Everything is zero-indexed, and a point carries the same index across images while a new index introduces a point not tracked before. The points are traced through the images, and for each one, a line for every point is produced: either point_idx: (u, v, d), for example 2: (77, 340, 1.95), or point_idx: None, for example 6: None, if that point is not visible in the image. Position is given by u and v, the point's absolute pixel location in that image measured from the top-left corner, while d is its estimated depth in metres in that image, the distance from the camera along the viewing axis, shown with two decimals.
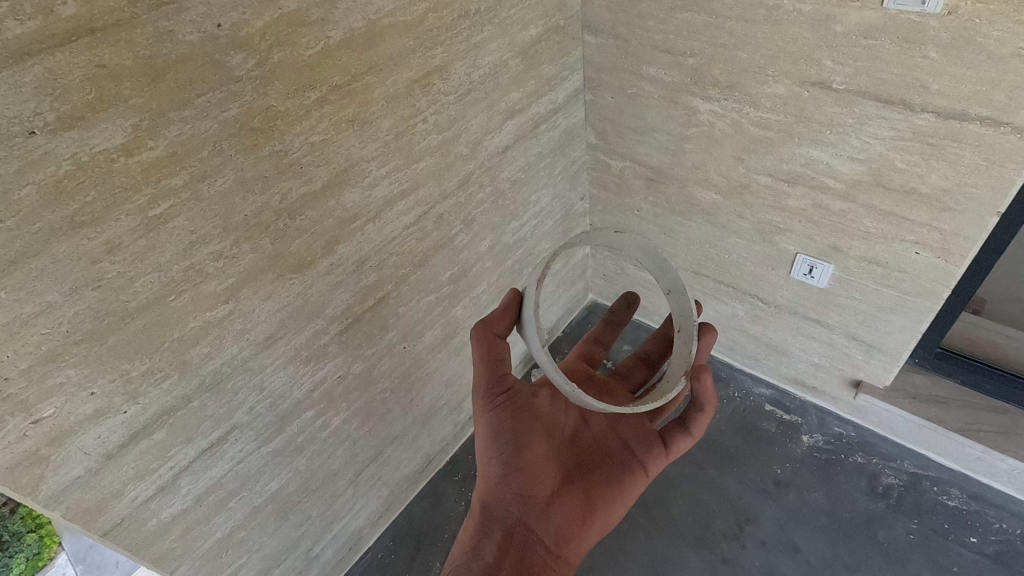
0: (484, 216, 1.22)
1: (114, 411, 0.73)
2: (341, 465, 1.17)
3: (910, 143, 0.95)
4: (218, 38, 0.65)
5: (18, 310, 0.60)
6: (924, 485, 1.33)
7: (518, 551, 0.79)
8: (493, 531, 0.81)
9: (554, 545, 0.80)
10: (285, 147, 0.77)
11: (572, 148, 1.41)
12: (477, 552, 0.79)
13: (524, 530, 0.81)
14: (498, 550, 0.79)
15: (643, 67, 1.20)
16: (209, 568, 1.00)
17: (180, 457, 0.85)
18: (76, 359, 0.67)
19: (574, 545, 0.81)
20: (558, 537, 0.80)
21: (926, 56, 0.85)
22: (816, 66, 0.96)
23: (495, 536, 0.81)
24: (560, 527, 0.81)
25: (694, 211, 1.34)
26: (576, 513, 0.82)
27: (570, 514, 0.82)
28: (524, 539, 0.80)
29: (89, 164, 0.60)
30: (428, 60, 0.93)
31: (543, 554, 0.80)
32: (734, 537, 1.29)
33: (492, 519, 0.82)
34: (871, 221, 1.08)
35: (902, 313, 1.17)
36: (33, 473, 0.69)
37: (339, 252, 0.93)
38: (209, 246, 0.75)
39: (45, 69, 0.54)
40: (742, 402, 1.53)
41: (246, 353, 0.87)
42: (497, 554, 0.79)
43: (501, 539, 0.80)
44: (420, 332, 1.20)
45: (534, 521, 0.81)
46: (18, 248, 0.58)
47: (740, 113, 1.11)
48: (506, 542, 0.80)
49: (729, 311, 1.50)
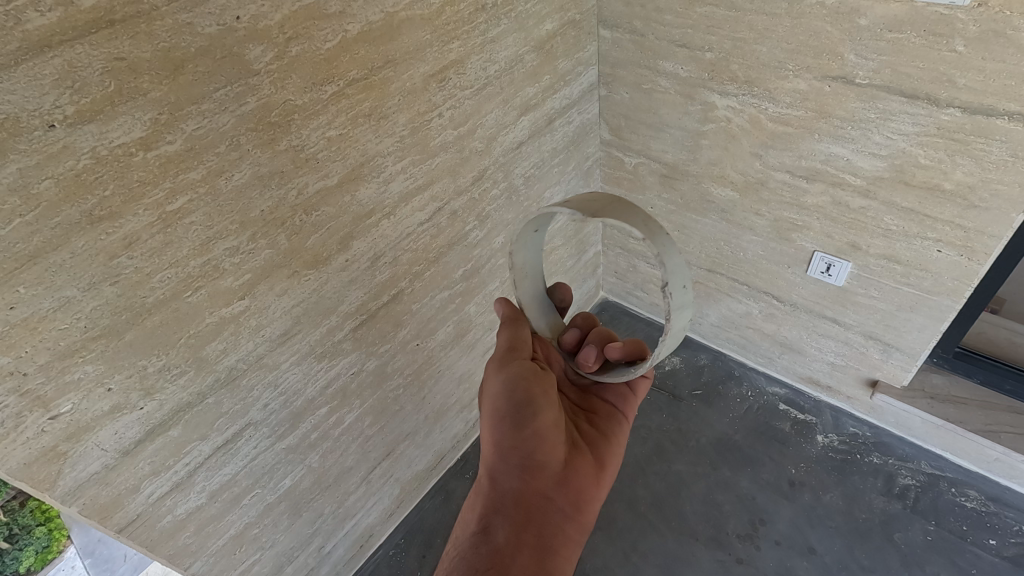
0: (498, 212, 1.22)
1: (131, 407, 0.73)
2: (354, 462, 1.17)
3: (934, 139, 0.93)
4: (237, 31, 0.64)
5: (37, 305, 0.60)
6: (941, 486, 1.31)
7: (535, 525, 0.77)
8: (505, 508, 0.79)
9: (570, 511, 0.80)
10: (301, 142, 0.76)
11: (586, 144, 1.39)
12: (487, 532, 0.77)
13: (539, 501, 0.79)
14: (513, 527, 0.77)
15: (659, 62, 1.18)
16: (222, 565, 1.00)
17: (196, 454, 0.85)
18: (94, 355, 0.67)
19: (587, 506, 0.82)
20: (574, 502, 0.81)
21: (953, 50, 0.84)
22: (839, 60, 0.95)
23: (507, 514, 0.78)
24: (575, 492, 0.82)
25: (709, 208, 1.33)
26: (587, 477, 0.84)
27: (582, 479, 0.83)
28: (540, 511, 0.79)
29: (108, 158, 0.59)
30: (444, 54, 0.92)
31: (562, 522, 0.79)
32: (749, 538, 1.28)
33: (501, 495, 0.80)
34: (891, 218, 1.06)
35: (923, 312, 1.15)
36: (51, 469, 0.69)
37: (354, 247, 0.93)
38: (226, 242, 0.74)
39: (65, 61, 0.53)
40: (755, 402, 1.52)
41: (262, 349, 0.86)
42: (515, 530, 0.76)
43: (515, 517, 0.78)
44: (434, 329, 1.20)
45: (549, 491, 0.80)
46: (36, 242, 0.57)
47: (758, 108, 1.10)
48: (522, 517, 0.78)
49: (743, 310, 1.48)
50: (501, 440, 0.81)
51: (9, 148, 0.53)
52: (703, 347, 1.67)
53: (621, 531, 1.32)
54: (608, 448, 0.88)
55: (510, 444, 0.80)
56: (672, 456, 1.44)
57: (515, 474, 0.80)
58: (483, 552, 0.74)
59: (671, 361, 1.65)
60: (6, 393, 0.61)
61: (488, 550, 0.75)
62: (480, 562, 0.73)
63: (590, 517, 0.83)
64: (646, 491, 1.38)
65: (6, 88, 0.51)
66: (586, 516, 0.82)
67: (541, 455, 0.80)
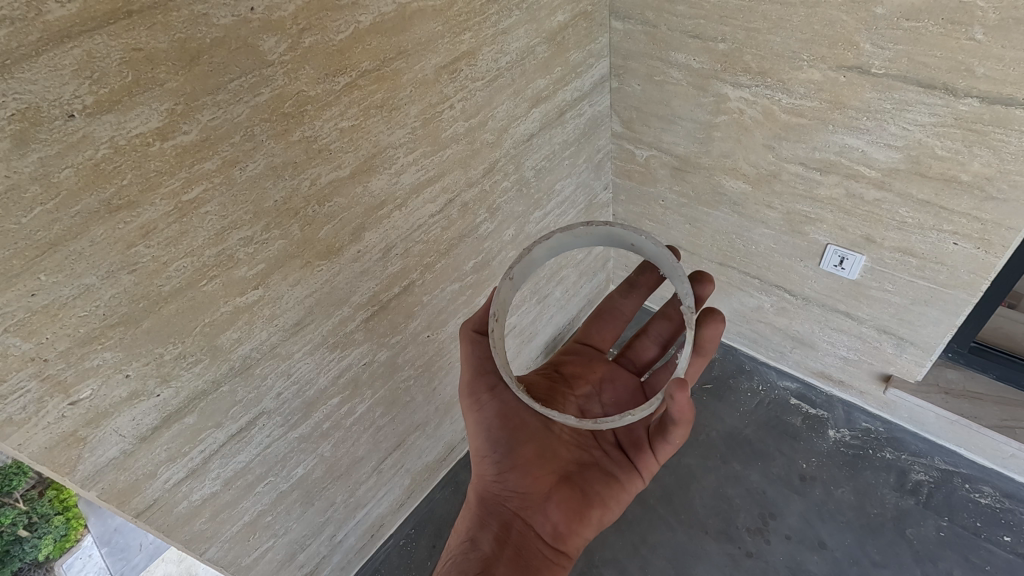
0: (508, 205, 1.22)
1: (148, 394, 0.74)
2: (365, 452, 1.18)
3: (952, 130, 0.92)
4: (251, 22, 0.65)
5: (57, 292, 0.61)
6: (955, 482, 1.30)
7: (514, 546, 0.80)
8: (490, 524, 0.83)
9: (551, 538, 0.82)
10: (314, 133, 0.77)
11: (597, 137, 1.39)
12: (474, 542, 0.82)
13: (522, 523, 0.82)
14: (495, 542, 0.81)
15: (672, 54, 1.17)
16: (236, 552, 1.01)
17: (210, 441, 0.86)
18: (113, 341, 0.68)
19: (572, 540, 0.82)
20: (556, 531, 0.82)
21: (972, 38, 0.82)
22: (854, 50, 0.93)
23: (490, 530, 0.82)
24: (558, 523, 0.82)
25: (720, 201, 1.32)
26: (575, 511, 0.83)
27: (568, 512, 0.82)
28: (520, 533, 0.82)
29: (126, 148, 0.60)
30: (456, 46, 0.92)
31: (542, 549, 0.81)
32: (758, 531, 1.28)
33: (489, 511, 0.84)
34: (907, 211, 1.05)
35: (938, 305, 1.14)
36: (71, 453, 0.70)
37: (366, 239, 0.93)
38: (240, 232, 0.75)
39: (85, 51, 0.54)
40: (766, 396, 1.52)
41: (275, 339, 0.87)
42: (494, 545, 0.80)
43: (497, 533, 0.82)
44: (444, 321, 1.20)
45: (533, 516, 0.82)
46: (58, 230, 0.59)
47: (772, 100, 1.09)
48: (503, 535, 0.81)
49: (754, 304, 1.47)
50: (485, 466, 0.85)
51: (30, 137, 0.54)
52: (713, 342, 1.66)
53: (630, 524, 1.33)
54: (614, 488, 0.85)
55: (495, 472, 0.84)
56: (683, 449, 1.43)
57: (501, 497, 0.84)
58: (467, 559, 0.79)
59: None
60: (28, 377, 0.63)
61: (475, 558, 0.80)
62: (463, 571, 0.78)
63: (576, 546, 0.83)
64: (655, 484, 1.38)
65: (27, 78, 0.52)
66: (571, 544, 0.82)
67: (523, 484, 0.83)
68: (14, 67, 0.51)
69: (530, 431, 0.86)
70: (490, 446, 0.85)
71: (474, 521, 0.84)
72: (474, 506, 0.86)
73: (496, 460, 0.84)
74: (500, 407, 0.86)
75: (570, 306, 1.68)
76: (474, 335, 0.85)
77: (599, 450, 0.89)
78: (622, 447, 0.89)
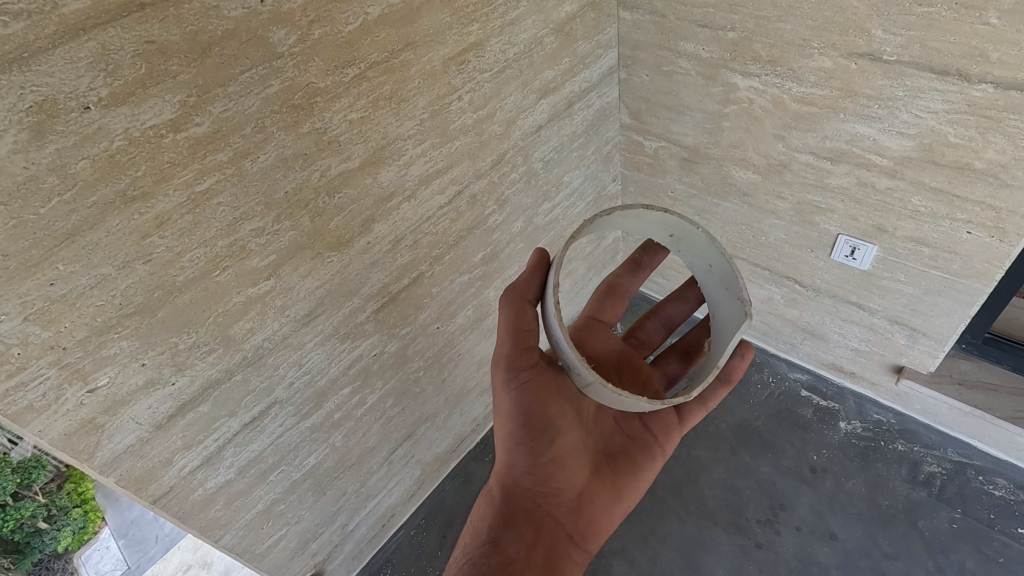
0: (517, 196, 1.22)
1: (163, 383, 0.76)
2: (376, 442, 1.19)
3: (965, 117, 0.91)
4: (261, 14, 0.65)
5: (75, 282, 0.62)
6: (969, 474, 1.29)
7: (544, 546, 0.80)
8: (516, 523, 0.81)
9: (579, 537, 0.83)
10: (324, 125, 0.78)
11: (605, 128, 1.39)
12: (497, 545, 0.79)
13: (550, 522, 0.82)
14: (522, 543, 0.79)
15: (681, 44, 1.17)
16: (251, 539, 1.03)
17: (225, 429, 0.87)
18: (129, 330, 0.69)
19: (596, 537, 0.84)
20: (584, 529, 0.83)
21: (986, 22, 0.81)
22: (865, 36, 0.92)
23: (517, 529, 0.81)
24: (587, 521, 0.84)
25: (730, 192, 1.32)
26: (601, 506, 0.85)
27: (596, 508, 0.84)
28: (549, 532, 0.81)
29: (140, 139, 0.61)
30: (464, 37, 0.92)
31: (570, 548, 0.82)
32: (769, 523, 1.27)
33: (515, 509, 0.82)
34: (919, 199, 1.04)
35: (951, 296, 1.13)
36: (89, 440, 0.72)
37: (376, 230, 0.94)
38: (252, 223, 0.76)
39: (99, 43, 0.55)
40: (777, 388, 1.51)
41: (287, 329, 0.88)
42: (522, 547, 0.79)
43: (525, 533, 0.81)
44: (453, 313, 1.21)
45: (562, 515, 0.83)
46: (74, 221, 0.60)
47: (782, 88, 1.08)
48: (532, 536, 0.80)
49: (765, 296, 1.47)
50: (516, 459, 0.82)
51: (47, 129, 0.55)
52: None
53: (640, 515, 1.33)
54: (637, 479, 0.88)
55: (526, 467, 0.82)
56: (692, 441, 1.43)
57: (530, 495, 0.83)
58: (492, 562, 0.77)
59: None
60: (47, 365, 0.64)
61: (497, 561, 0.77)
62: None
63: (599, 542, 0.85)
64: (664, 476, 1.38)
65: (44, 70, 0.53)
66: (596, 540, 0.85)
67: (557, 481, 0.83)
68: (32, 60, 0.52)
69: (566, 425, 0.83)
70: (526, 436, 0.81)
71: (498, 519, 0.82)
72: (497, 502, 0.84)
73: (530, 454, 0.82)
74: (538, 393, 0.80)
75: (580, 298, 1.69)
76: (522, 303, 0.78)
77: (622, 443, 0.91)
78: (648, 434, 0.92)
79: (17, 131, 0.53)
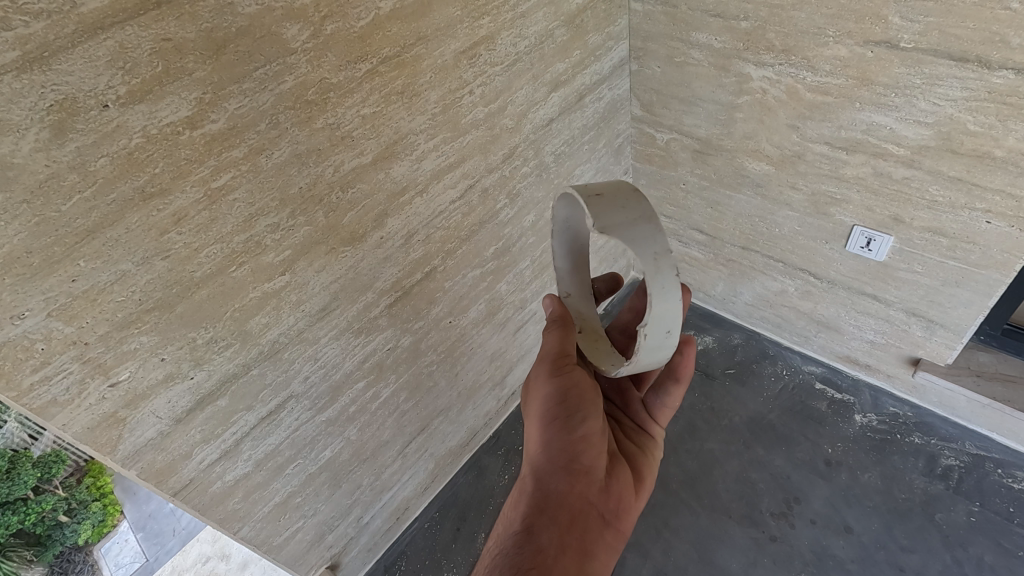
0: (529, 190, 1.22)
1: (182, 377, 0.77)
2: (390, 435, 1.20)
3: (985, 104, 0.89)
4: (275, 10, 0.66)
5: (96, 278, 0.63)
6: (987, 467, 1.27)
7: (579, 530, 0.75)
8: (548, 509, 0.76)
9: (611, 520, 0.79)
10: (337, 120, 0.78)
11: (617, 120, 1.38)
12: (531, 533, 0.74)
13: (582, 505, 0.77)
14: (556, 530, 0.74)
15: (693, 34, 1.16)
16: (268, 532, 1.04)
17: (242, 423, 0.89)
18: (149, 326, 0.70)
19: (626, 519, 0.81)
20: (615, 510, 0.80)
21: (1007, 7, 0.80)
22: (882, 24, 0.91)
23: (551, 516, 0.76)
24: (617, 501, 0.80)
25: (743, 184, 1.31)
26: (627, 487, 0.82)
27: (622, 488, 0.82)
28: (582, 516, 0.76)
29: (158, 136, 0.62)
30: (475, 31, 0.92)
31: (603, 532, 0.77)
32: (783, 516, 1.27)
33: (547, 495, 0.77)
34: (937, 189, 1.03)
35: (970, 287, 1.11)
36: (111, 433, 0.73)
37: (389, 225, 0.95)
38: (267, 219, 0.77)
39: (117, 42, 0.56)
40: (790, 380, 1.50)
41: (302, 324, 0.89)
42: (557, 533, 0.74)
43: (558, 520, 0.75)
44: (465, 307, 1.22)
45: (594, 498, 0.78)
46: (95, 218, 0.61)
47: (796, 78, 1.07)
48: (566, 523, 0.75)
49: (778, 288, 1.46)
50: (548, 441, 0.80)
51: (68, 127, 0.56)
52: (736, 327, 1.65)
53: (654, 508, 1.33)
54: (649, 461, 0.89)
55: (559, 447, 0.79)
56: (705, 434, 1.43)
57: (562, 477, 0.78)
58: (527, 550, 0.72)
59: (703, 340, 1.64)
60: (70, 360, 0.65)
61: (531, 550, 0.72)
62: (521, 562, 0.70)
63: (628, 526, 0.81)
64: (678, 469, 1.38)
65: (64, 69, 0.53)
66: (625, 524, 0.81)
67: (587, 461, 0.80)
68: (52, 59, 0.52)
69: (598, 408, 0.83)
70: (560, 416, 0.80)
71: (530, 507, 0.77)
72: (528, 490, 0.79)
73: (562, 433, 0.80)
74: (576, 378, 0.83)
75: None
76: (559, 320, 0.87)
77: (625, 432, 0.92)
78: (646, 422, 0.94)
79: (38, 130, 0.54)
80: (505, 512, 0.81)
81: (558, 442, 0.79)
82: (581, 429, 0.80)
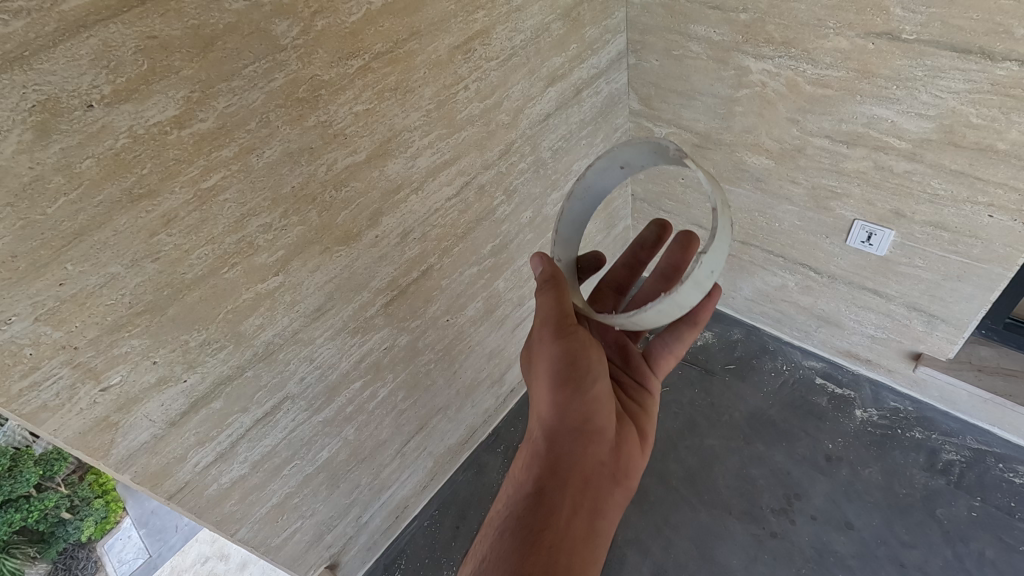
0: (526, 186, 1.21)
1: (175, 380, 0.76)
2: (388, 435, 1.19)
3: (988, 96, 0.88)
4: (263, 6, 0.64)
5: (84, 281, 0.62)
6: (988, 462, 1.27)
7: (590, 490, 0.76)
8: (560, 474, 0.75)
9: (618, 477, 0.79)
10: (329, 117, 0.77)
11: (615, 115, 1.36)
12: (543, 497, 0.74)
13: (592, 466, 0.77)
14: (568, 493, 0.74)
15: (691, 27, 1.14)
16: (266, 533, 1.04)
17: (237, 425, 0.88)
18: (140, 329, 0.69)
19: (633, 474, 0.82)
20: (621, 470, 0.80)
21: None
22: (884, 16, 0.90)
23: (563, 480, 0.75)
24: (623, 460, 0.81)
25: (743, 178, 1.29)
26: (631, 446, 0.83)
27: (628, 447, 0.82)
28: (593, 477, 0.77)
29: (145, 137, 0.61)
30: (469, 25, 0.90)
31: (612, 490, 0.78)
32: (783, 512, 1.26)
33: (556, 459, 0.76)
34: (939, 182, 1.01)
35: (972, 281, 1.10)
36: (104, 438, 0.72)
37: (384, 224, 0.93)
38: (259, 219, 0.76)
39: (101, 40, 0.54)
40: (791, 375, 1.49)
41: (297, 325, 0.88)
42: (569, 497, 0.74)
43: (571, 483, 0.75)
44: (463, 305, 1.21)
45: (604, 456, 0.78)
46: (82, 220, 0.60)
47: (796, 71, 1.05)
48: (579, 485, 0.75)
49: (778, 283, 1.45)
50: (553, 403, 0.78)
51: (51, 128, 0.54)
52: (736, 322, 1.63)
53: (653, 505, 1.33)
54: (648, 417, 0.89)
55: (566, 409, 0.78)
56: (705, 430, 1.43)
57: (573, 439, 0.77)
58: (540, 514, 0.72)
59: (703, 335, 1.62)
60: (60, 364, 0.64)
61: (545, 513, 0.72)
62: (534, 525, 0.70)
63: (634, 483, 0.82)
64: (678, 466, 1.38)
65: (45, 69, 0.52)
66: (631, 481, 0.82)
67: (598, 422, 0.79)
68: (32, 58, 0.51)
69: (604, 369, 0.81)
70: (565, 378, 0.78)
71: (539, 471, 0.76)
72: (537, 452, 0.78)
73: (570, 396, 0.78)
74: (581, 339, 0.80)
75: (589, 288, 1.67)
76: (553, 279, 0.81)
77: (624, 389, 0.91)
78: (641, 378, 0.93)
79: (20, 132, 0.53)
80: (512, 474, 0.80)
81: (570, 405, 0.78)
82: (592, 390, 0.79)
